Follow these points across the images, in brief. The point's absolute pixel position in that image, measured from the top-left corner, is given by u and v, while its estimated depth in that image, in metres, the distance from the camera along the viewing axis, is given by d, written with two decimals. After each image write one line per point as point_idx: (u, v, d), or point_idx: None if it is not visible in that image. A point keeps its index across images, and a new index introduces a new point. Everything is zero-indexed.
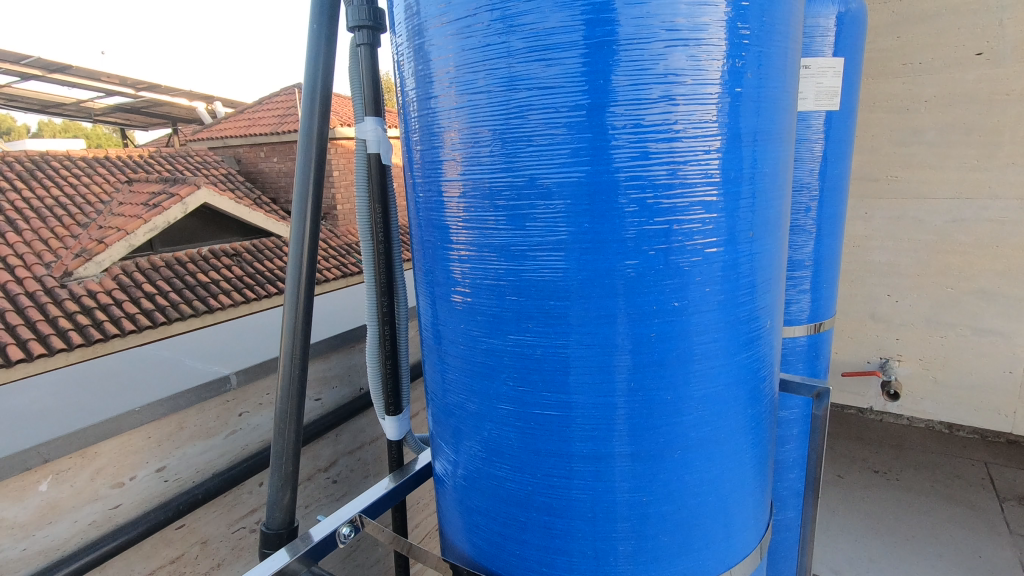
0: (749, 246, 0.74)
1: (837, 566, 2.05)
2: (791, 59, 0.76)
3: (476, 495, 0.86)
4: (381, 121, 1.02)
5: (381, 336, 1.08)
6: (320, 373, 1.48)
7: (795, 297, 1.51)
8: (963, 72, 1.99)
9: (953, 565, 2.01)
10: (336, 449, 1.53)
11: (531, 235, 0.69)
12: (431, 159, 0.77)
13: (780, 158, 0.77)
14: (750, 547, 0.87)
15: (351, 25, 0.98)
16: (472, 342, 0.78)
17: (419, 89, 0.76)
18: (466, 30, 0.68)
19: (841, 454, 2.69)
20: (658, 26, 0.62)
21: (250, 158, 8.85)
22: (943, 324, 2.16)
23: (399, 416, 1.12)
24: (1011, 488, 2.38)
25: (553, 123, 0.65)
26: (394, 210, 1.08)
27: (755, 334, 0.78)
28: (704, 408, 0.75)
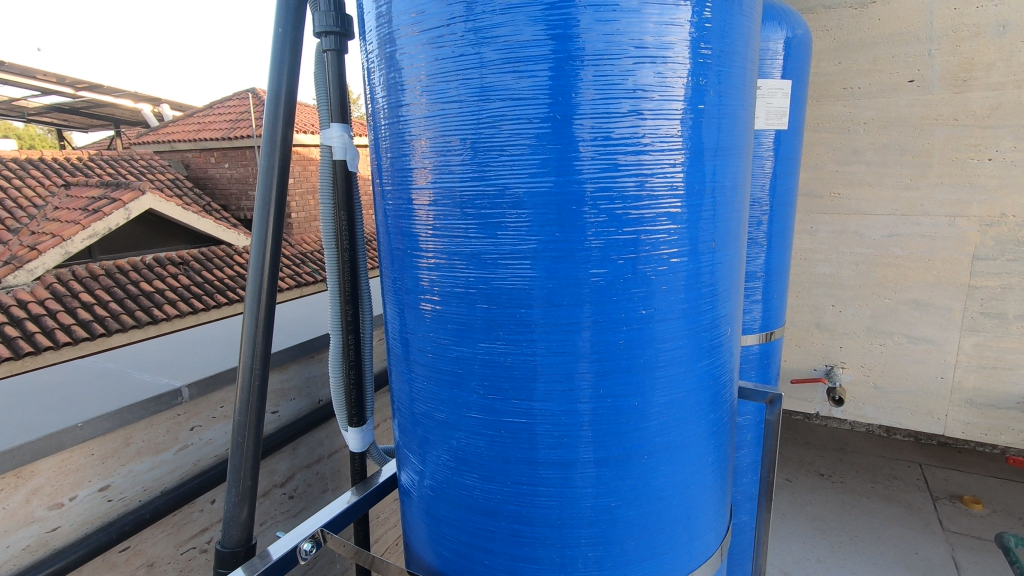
0: (711, 256, 0.77)
1: (787, 566, 2.12)
2: (748, 79, 0.79)
3: (443, 505, 0.85)
4: (347, 128, 1.01)
5: (345, 345, 1.06)
6: (276, 385, 1.43)
7: (748, 307, 1.56)
8: (897, 98, 2.05)
9: (894, 564, 2.11)
10: (293, 463, 1.48)
11: (502, 243, 0.69)
12: (401, 166, 0.77)
13: (739, 173, 0.80)
14: (712, 549, 0.89)
15: (318, 32, 0.97)
16: (441, 351, 0.77)
17: (390, 96, 0.76)
18: (438, 40, 0.68)
19: (790, 459, 2.80)
20: (627, 44, 0.64)
21: (200, 163, 8.52)
22: (882, 332, 2.22)
23: (363, 427, 1.10)
24: (943, 487, 2.53)
25: (523, 133, 0.66)
26: (360, 218, 1.07)
27: (716, 342, 0.81)
28: (669, 413, 0.77)
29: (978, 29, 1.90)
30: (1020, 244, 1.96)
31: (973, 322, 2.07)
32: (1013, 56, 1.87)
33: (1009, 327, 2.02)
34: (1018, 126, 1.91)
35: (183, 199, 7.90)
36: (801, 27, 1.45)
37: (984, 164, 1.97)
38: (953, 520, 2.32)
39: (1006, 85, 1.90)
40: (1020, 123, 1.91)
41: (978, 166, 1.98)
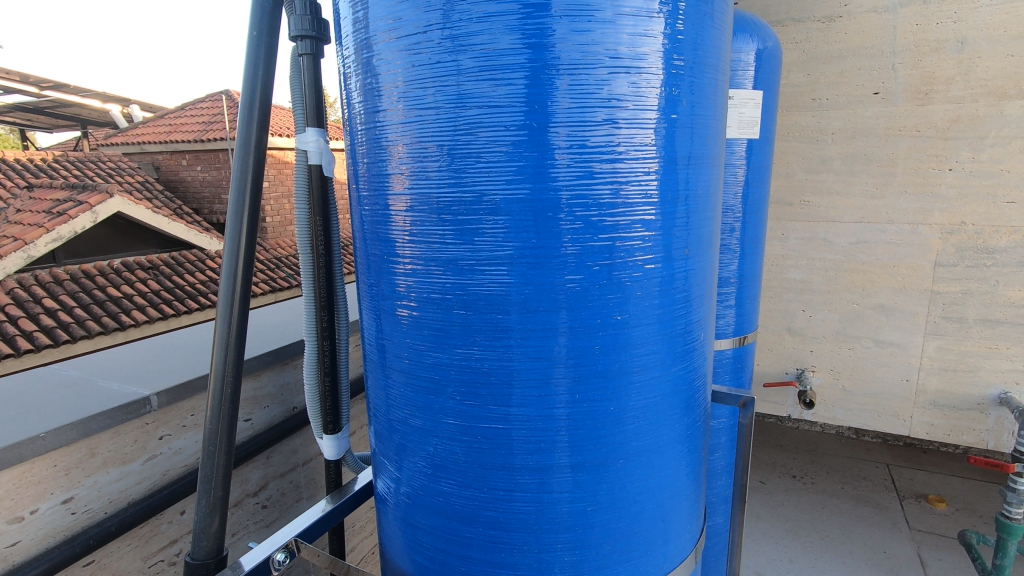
0: (684, 262, 0.78)
1: (760, 567, 2.16)
2: (719, 89, 0.81)
3: (419, 513, 0.85)
4: (323, 132, 1.00)
5: (320, 351, 1.05)
6: (250, 393, 1.41)
7: (721, 312, 1.59)
8: (862, 109, 2.09)
9: (863, 562, 2.16)
10: (267, 472, 1.46)
11: (478, 249, 0.70)
12: (378, 171, 0.76)
13: (712, 181, 0.82)
14: (686, 551, 0.91)
15: (294, 35, 0.96)
16: (418, 357, 0.77)
17: (367, 101, 0.75)
18: (415, 46, 0.68)
19: (763, 461, 2.85)
20: (602, 54, 0.66)
21: (171, 166, 8.33)
22: (850, 336, 2.25)
23: (338, 435, 1.09)
24: (910, 487, 2.61)
25: (500, 140, 0.66)
26: (336, 223, 1.06)
27: (690, 347, 0.83)
28: (644, 418, 0.78)
29: (939, 45, 1.94)
30: (980, 251, 2.00)
31: (936, 326, 2.11)
32: (971, 71, 1.92)
33: (969, 331, 2.06)
34: (976, 138, 1.95)
35: (153, 202, 7.72)
36: (771, 39, 1.49)
37: (945, 174, 2.01)
38: (918, 518, 2.39)
39: (965, 99, 1.94)
40: (979, 135, 1.95)
41: (939, 176, 2.02)
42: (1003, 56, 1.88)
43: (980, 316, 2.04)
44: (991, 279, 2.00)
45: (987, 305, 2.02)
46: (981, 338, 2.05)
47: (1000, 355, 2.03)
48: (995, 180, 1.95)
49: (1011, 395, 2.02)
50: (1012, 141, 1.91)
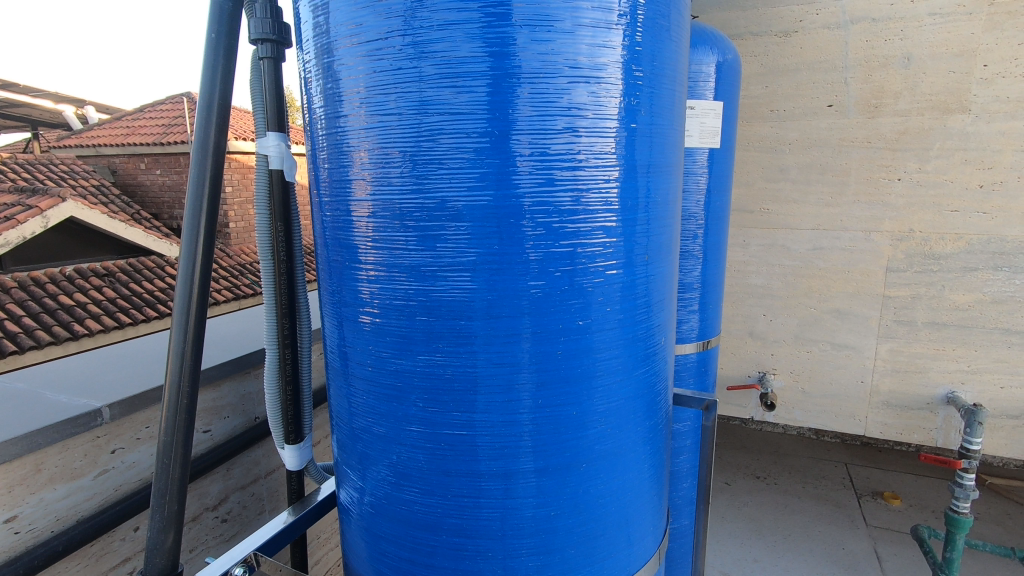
0: (645, 268, 0.80)
1: (725, 567, 2.20)
2: (678, 100, 0.83)
3: (383, 522, 0.84)
4: (285, 137, 0.99)
5: (281, 360, 1.03)
6: (208, 404, 1.37)
7: (685, 317, 1.63)
8: (817, 121, 2.15)
9: (823, 559, 2.23)
10: (227, 484, 1.42)
11: (441, 256, 0.70)
12: (340, 177, 0.76)
13: (670, 189, 0.84)
14: (650, 553, 0.92)
15: (254, 38, 0.95)
16: (380, 364, 0.77)
17: (328, 106, 0.75)
18: (376, 52, 0.68)
19: (728, 463, 2.91)
20: (562, 63, 0.67)
21: (128, 169, 8.05)
22: (809, 339, 2.30)
23: (300, 444, 1.07)
24: (867, 485, 2.70)
25: (462, 147, 0.67)
26: (298, 229, 1.04)
27: (651, 351, 0.84)
28: (608, 422, 0.79)
29: (887, 60, 2.02)
30: (928, 258, 2.08)
31: (888, 329, 2.18)
32: (917, 86, 2.00)
33: (919, 333, 2.13)
34: (922, 149, 2.03)
35: (109, 206, 7.44)
36: (731, 51, 1.53)
37: (894, 183, 2.09)
38: (874, 515, 2.47)
39: (912, 112, 2.02)
40: (925, 146, 2.03)
41: (889, 185, 2.09)
42: (946, 73, 1.96)
43: (928, 319, 2.12)
44: (937, 284, 2.08)
45: (935, 309, 2.10)
46: (929, 340, 2.13)
47: (947, 357, 2.11)
48: (939, 190, 2.03)
49: (957, 395, 2.10)
50: (954, 153, 2.00)
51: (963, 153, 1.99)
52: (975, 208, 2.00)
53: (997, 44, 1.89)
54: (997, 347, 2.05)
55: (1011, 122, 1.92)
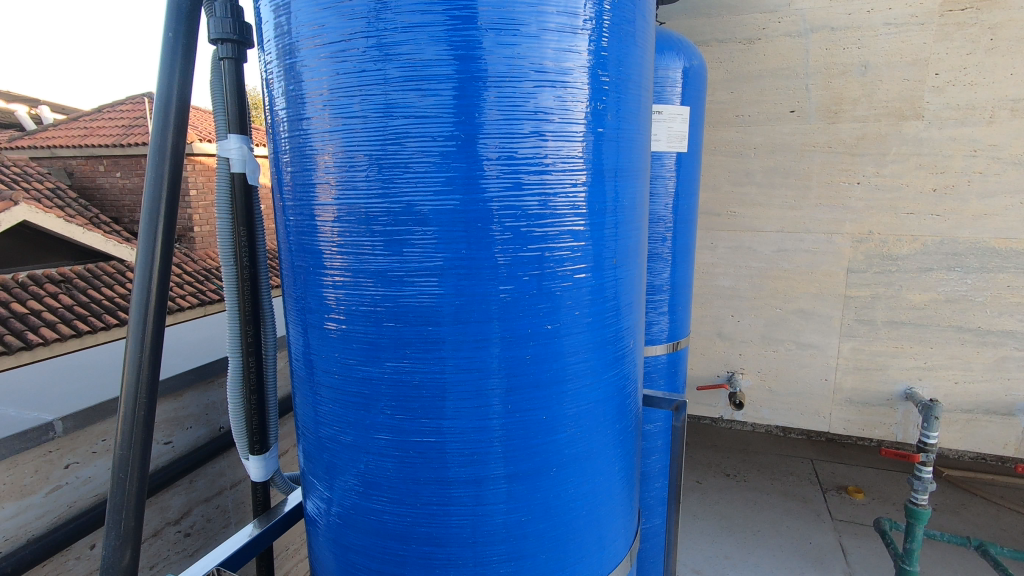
0: (613, 271, 0.80)
1: (697, 565, 2.23)
2: (644, 105, 0.84)
3: (351, 533, 0.82)
4: (247, 139, 0.96)
5: (245, 368, 1.00)
6: (170, 414, 1.33)
7: (655, 318, 1.64)
8: (780, 126, 2.20)
9: (791, 554, 2.28)
10: (190, 497, 1.38)
11: (408, 260, 0.69)
12: (303, 181, 0.74)
13: (638, 193, 0.85)
14: (622, 554, 0.92)
15: (214, 38, 0.92)
16: (347, 372, 0.75)
17: (291, 109, 0.73)
18: (340, 54, 0.67)
19: (699, 461, 2.95)
20: (528, 67, 0.67)
21: (85, 171, 7.74)
22: (775, 339, 2.35)
23: (266, 455, 1.04)
24: (832, 480, 2.77)
25: (429, 151, 0.66)
26: (261, 233, 1.01)
27: (621, 353, 0.84)
28: (578, 425, 0.79)
29: (845, 68, 2.08)
30: (885, 259, 2.15)
31: (850, 329, 2.24)
32: (874, 93, 2.07)
33: (878, 332, 2.20)
34: (879, 154, 2.10)
35: (65, 210, 7.17)
36: (696, 57, 1.56)
37: (853, 187, 2.15)
38: (839, 509, 2.54)
39: (869, 118, 2.09)
40: (882, 152, 2.10)
41: (849, 189, 2.16)
42: (900, 81, 2.03)
43: (887, 319, 2.19)
44: (895, 284, 2.16)
45: (893, 309, 2.18)
46: (888, 338, 2.20)
47: (905, 354, 2.18)
48: (896, 193, 2.11)
49: (915, 391, 2.18)
50: (909, 158, 2.07)
51: (917, 158, 2.06)
52: (929, 211, 2.08)
53: (948, 54, 1.97)
54: (951, 344, 2.13)
55: (961, 128, 2.00)
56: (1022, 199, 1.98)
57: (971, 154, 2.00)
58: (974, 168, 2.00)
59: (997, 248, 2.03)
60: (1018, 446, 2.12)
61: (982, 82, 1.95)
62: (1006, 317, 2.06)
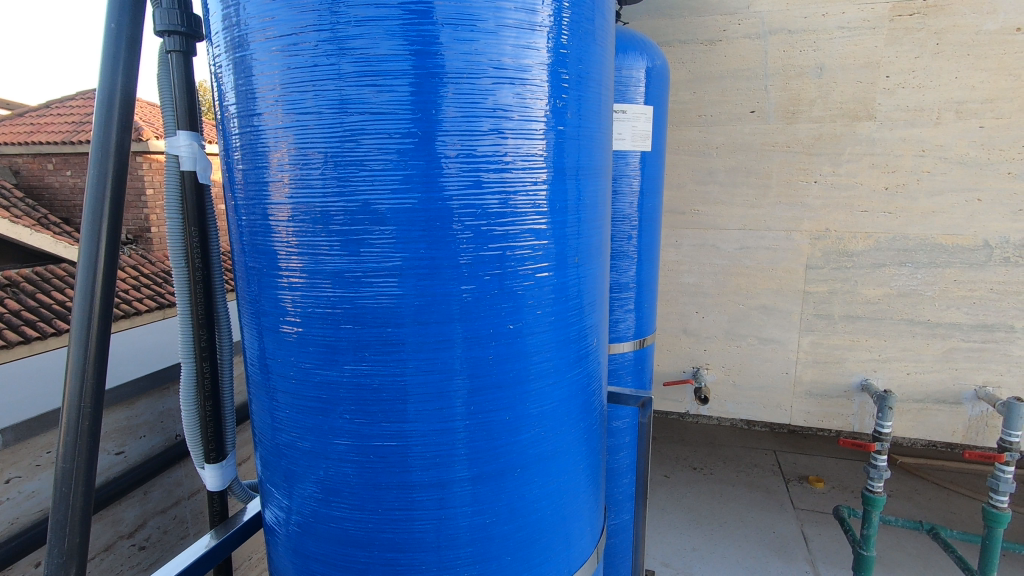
0: (576, 270, 0.80)
1: (666, 558, 2.26)
2: (604, 103, 0.84)
3: (311, 542, 0.80)
4: (197, 136, 0.93)
5: (199, 374, 0.96)
6: (122, 423, 1.27)
7: (622, 316, 1.66)
8: (741, 126, 2.25)
9: (756, 544, 2.33)
10: (144, 509, 1.32)
11: (366, 261, 0.67)
12: (256, 179, 0.72)
13: (600, 192, 0.85)
14: (588, 552, 0.92)
15: (159, 30, 0.88)
16: (304, 376, 0.73)
17: (241, 104, 0.71)
18: (291, 48, 0.64)
19: (666, 456, 3.00)
20: (486, 64, 0.66)
21: (31, 170, 7.36)
22: (738, 335, 2.40)
23: (223, 463, 1.00)
24: (794, 470, 2.85)
25: (386, 149, 0.64)
26: (214, 234, 0.98)
27: (585, 352, 0.84)
28: (542, 425, 0.78)
29: (802, 70, 2.14)
30: (842, 255, 2.22)
31: (809, 323, 2.31)
32: (829, 95, 2.13)
33: (836, 326, 2.28)
34: (835, 154, 2.17)
35: (10, 211, 6.82)
36: (658, 58, 1.57)
37: (811, 186, 2.21)
38: (801, 498, 2.62)
39: (825, 119, 2.15)
40: (837, 151, 2.16)
41: (806, 187, 2.22)
42: (854, 83, 2.10)
43: (844, 313, 2.26)
44: (851, 279, 2.23)
45: (849, 303, 2.25)
46: (845, 332, 2.27)
47: (861, 347, 2.26)
48: (851, 192, 2.17)
49: (870, 382, 2.26)
50: (863, 157, 2.14)
51: (871, 158, 2.13)
52: (882, 209, 2.15)
53: (897, 57, 2.04)
54: (904, 336, 2.21)
55: (910, 129, 2.08)
56: (967, 197, 2.06)
57: (920, 154, 2.08)
58: (923, 168, 2.09)
59: (945, 245, 2.11)
60: (966, 433, 2.21)
61: (929, 84, 2.03)
62: (954, 310, 2.14)
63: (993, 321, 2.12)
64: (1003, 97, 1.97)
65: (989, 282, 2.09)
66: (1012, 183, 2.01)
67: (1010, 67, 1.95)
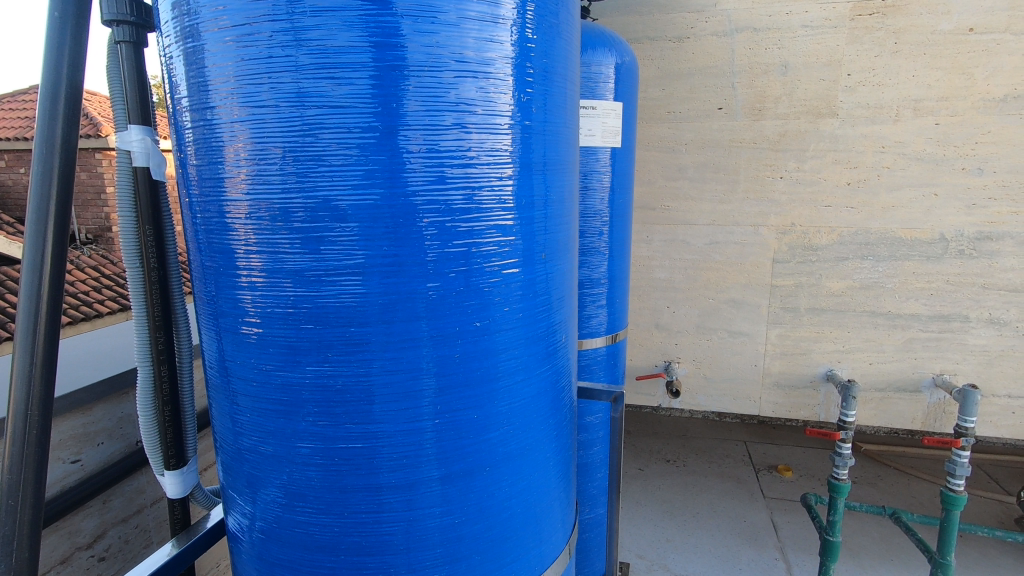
0: (544, 266, 0.79)
1: (640, 550, 2.29)
2: (570, 98, 0.83)
3: (275, 548, 0.78)
4: (150, 131, 0.90)
5: (156, 378, 0.93)
6: (78, 430, 1.22)
7: (594, 311, 1.66)
8: (709, 123, 2.28)
9: (728, 533, 2.38)
10: (104, 519, 1.27)
11: (327, 258, 0.65)
12: (211, 175, 0.69)
13: (567, 187, 0.84)
14: (560, 548, 0.92)
15: (107, 19, 0.84)
16: (266, 378, 0.71)
17: (194, 97, 0.68)
18: (245, 39, 0.62)
19: (640, 449, 3.03)
20: (448, 56, 0.64)
21: None
22: (709, 328, 2.44)
23: (184, 469, 0.97)
24: (763, 459, 2.92)
25: (346, 143, 0.62)
26: (170, 232, 0.94)
27: (554, 348, 0.84)
28: (511, 423, 0.78)
29: (768, 68, 2.17)
30: (807, 249, 2.27)
31: (777, 316, 2.35)
32: (794, 92, 2.17)
33: (802, 319, 2.33)
34: (800, 150, 2.21)
35: None
36: (628, 54, 1.58)
37: (777, 181, 2.25)
38: (771, 487, 2.68)
39: (790, 116, 2.19)
40: (802, 148, 2.21)
41: (773, 183, 2.26)
42: (817, 80, 2.14)
43: (810, 306, 2.31)
44: (816, 273, 2.28)
45: (815, 296, 2.30)
46: (811, 324, 2.32)
47: (827, 338, 2.32)
48: (816, 187, 2.22)
49: (835, 372, 2.32)
50: (827, 154, 2.19)
51: (834, 154, 2.18)
52: (845, 204, 2.21)
53: (859, 56, 2.09)
54: (866, 328, 2.27)
55: (871, 126, 2.13)
56: (925, 192, 2.13)
57: (880, 150, 2.14)
58: (883, 164, 2.14)
59: (904, 238, 2.17)
60: (925, 420, 2.29)
61: (889, 82, 2.09)
62: (914, 301, 2.21)
63: (950, 311, 2.19)
64: (957, 95, 2.04)
65: (946, 273, 2.16)
66: (967, 178, 2.08)
67: (964, 67, 2.01)
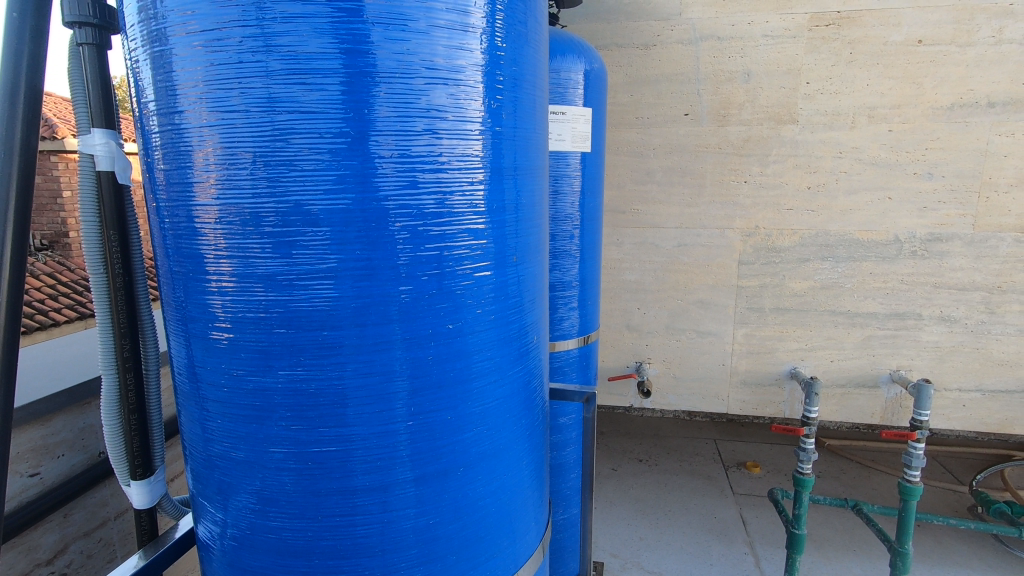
0: (515, 269, 0.81)
1: (614, 549, 2.32)
2: (539, 104, 0.85)
3: (247, 555, 0.77)
4: (115, 135, 0.88)
5: (122, 386, 0.91)
6: (37, 442, 1.18)
7: (566, 313, 1.69)
8: (675, 128, 2.33)
9: (699, 530, 2.43)
10: (65, 533, 1.24)
11: (299, 262, 0.65)
12: (179, 179, 0.68)
13: (537, 191, 0.86)
14: (534, 547, 0.93)
15: (68, 21, 0.83)
16: (236, 383, 0.70)
17: (162, 101, 0.67)
18: (214, 44, 0.62)
19: (613, 449, 3.08)
20: (418, 64, 0.66)
21: None
22: (678, 329, 2.49)
23: (152, 479, 0.95)
24: (732, 457, 2.99)
25: (317, 149, 0.63)
26: (136, 237, 0.93)
27: (526, 349, 0.86)
28: (484, 423, 0.79)
29: (731, 75, 2.24)
30: (771, 251, 2.34)
31: (743, 316, 2.42)
32: (756, 99, 2.24)
33: (767, 318, 2.40)
34: (763, 155, 2.28)
35: None
36: (596, 61, 1.61)
37: (741, 185, 2.32)
38: (740, 483, 2.75)
39: (753, 122, 2.26)
40: (764, 153, 2.28)
41: (737, 187, 2.32)
42: (778, 88, 2.22)
43: (774, 306, 2.39)
44: (779, 274, 2.35)
45: (778, 296, 2.38)
46: (775, 323, 2.40)
47: (790, 337, 2.39)
48: (778, 191, 2.30)
49: (798, 370, 2.39)
50: (788, 159, 2.26)
51: (794, 159, 2.26)
52: (806, 207, 2.29)
53: (817, 65, 2.18)
54: (827, 326, 2.36)
55: (829, 133, 2.22)
56: (879, 195, 2.22)
57: (838, 155, 2.22)
58: (841, 168, 2.23)
59: (861, 240, 2.27)
60: (883, 414, 2.38)
61: (845, 90, 2.17)
62: (871, 300, 2.31)
63: (905, 309, 2.29)
64: (908, 103, 2.14)
65: (900, 273, 2.26)
66: (918, 182, 2.18)
67: (914, 77, 2.12)
